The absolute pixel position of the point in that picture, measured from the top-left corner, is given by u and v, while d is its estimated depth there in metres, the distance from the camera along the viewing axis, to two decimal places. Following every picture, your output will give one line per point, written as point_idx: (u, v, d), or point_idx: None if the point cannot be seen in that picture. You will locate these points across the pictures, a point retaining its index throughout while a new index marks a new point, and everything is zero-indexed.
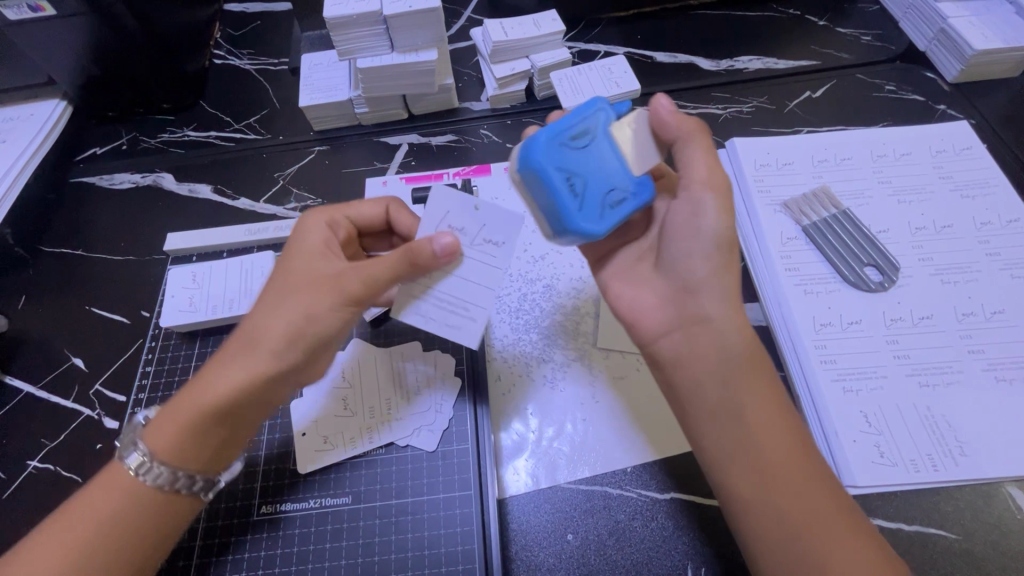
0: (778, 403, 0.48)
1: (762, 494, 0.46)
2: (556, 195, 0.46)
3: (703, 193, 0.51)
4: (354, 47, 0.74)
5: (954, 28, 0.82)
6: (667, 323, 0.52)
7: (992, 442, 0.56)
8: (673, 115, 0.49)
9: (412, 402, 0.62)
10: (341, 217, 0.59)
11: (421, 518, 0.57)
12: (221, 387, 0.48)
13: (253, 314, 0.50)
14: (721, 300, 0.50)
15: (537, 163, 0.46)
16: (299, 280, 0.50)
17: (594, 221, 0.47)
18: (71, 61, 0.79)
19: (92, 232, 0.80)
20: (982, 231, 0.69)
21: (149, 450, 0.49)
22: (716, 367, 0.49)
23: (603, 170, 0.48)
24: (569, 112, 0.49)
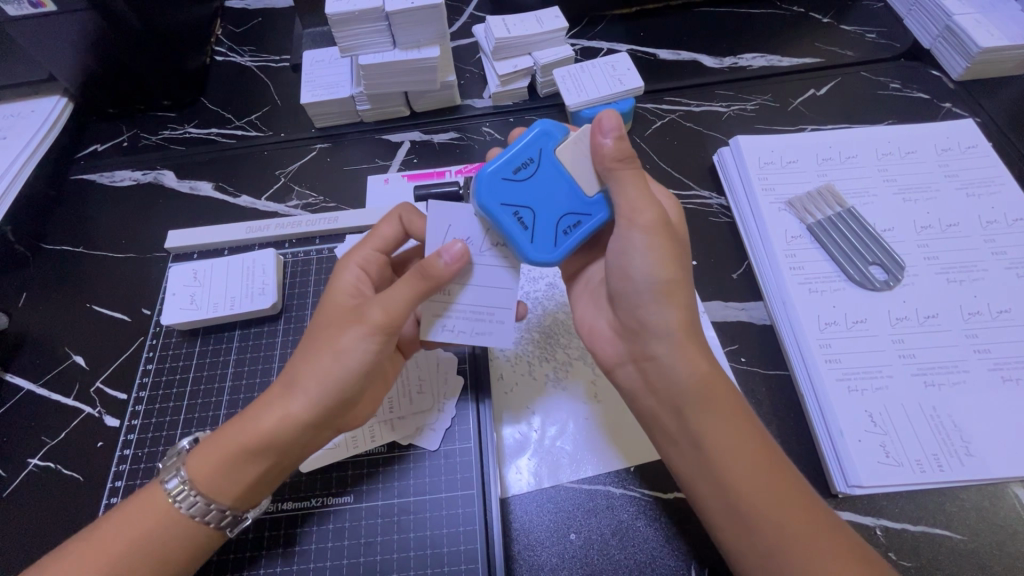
0: (737, 427, 0.48)
1: (727, 520, 0.47)
2: (508, 233, 0.49)
3: (634, 235, 0.49)
4: (356, 43, 0.74)
5: (960, 26, 0.81)
6: (622, 354, 0.55)
7: (999, 443, 0.56)
8: (604, 146, 0.49)
9: (420, 406, 0.62)
10: (369, 249, 0.57)
11: (423, 518, 0.57)
12: (264, 428, 0.48)
13: (295, 356, 0.52)
14: (665, 338, 0.50)
15: (481, 203, 0.49)
16: (339, 320, 0.51)
17: (545, 250, 0.49)
18: (72, 57, 0.78)
19: (93, 229, 0.79)
20: (988, 229, 0.68)
21: (188, 477, 0.49)
22: (668, 399, 0.50)
23: (551, 197, 0.50)
24: (512, 145, 0.50)
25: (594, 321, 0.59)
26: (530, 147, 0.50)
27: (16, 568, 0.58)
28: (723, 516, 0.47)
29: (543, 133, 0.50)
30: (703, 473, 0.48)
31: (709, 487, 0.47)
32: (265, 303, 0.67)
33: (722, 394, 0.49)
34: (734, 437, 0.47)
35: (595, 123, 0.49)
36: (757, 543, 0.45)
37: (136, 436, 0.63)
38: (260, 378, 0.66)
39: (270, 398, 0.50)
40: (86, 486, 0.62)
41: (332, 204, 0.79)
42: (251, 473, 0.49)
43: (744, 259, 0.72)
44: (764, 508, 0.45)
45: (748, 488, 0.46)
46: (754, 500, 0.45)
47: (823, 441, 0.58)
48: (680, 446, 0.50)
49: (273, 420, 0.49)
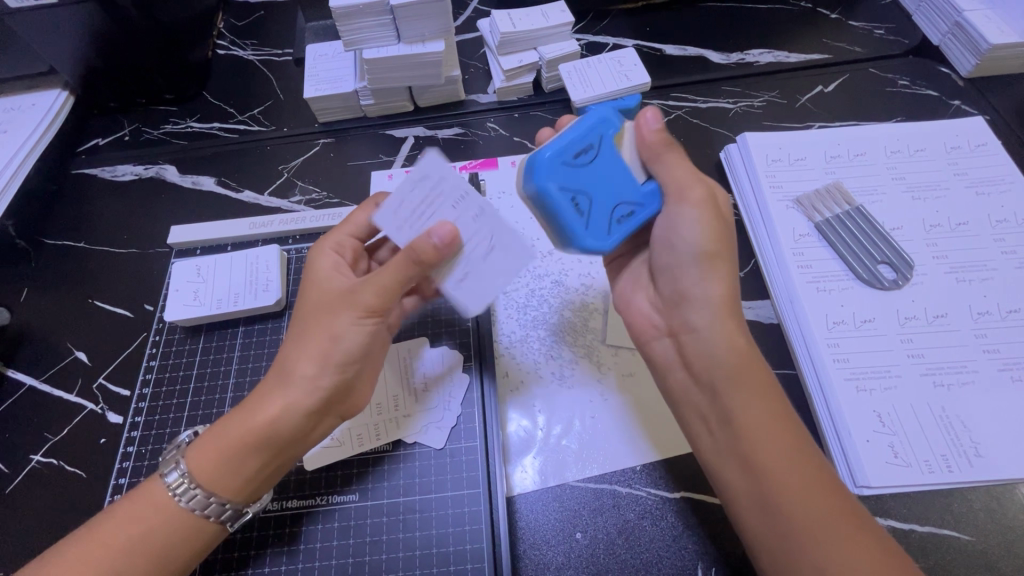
0: (770, 404, 0.47)
1: (750, 497, 0.46)
2: (565, 216, 0.49)
3: (684, 209, 0.50)
4: (360, 37, 0.73)
5: (969, 22, 0.80)
6: (659, 328, 0.55)
7: (1009, 443, 0.55)
8: (654, 133, 0.51)
9: (424, 403, 0.62)
10: (344, 235, 0.59)
11: (429, 517, 0.56)
12: (262, 415, 0.49)
13: (287, 346, 0.52)
14: (705, 311, 0.50)
15: (539, 185, 0.48)
16: (326, 306, 0.52)
17: (602, 237, 0.50)
18: (73, 50, 0.78)
19: (94, 225, 0.79)
20: (997, 229, 0.68)
21: (187, 469, 0.48)
22: (704, 372, 0.50)
23: (610, 185, 0.51)
24: (573, 127, 0.49)
25: (631, 296, 0.59)
26: (591, 133, 0.50)
27: (20, 565, 0.57)
28: (747, 491, 0.47)
29: (604, 121, 0.51)
30: (730, 448, 0.48)
31: (735, 463, 0.47)
32: (269, 299, 0.67)
33: (758, 370, 0.49)
34: (766, 412, 0.47)
35: (640, 115, 0.52)
36: (777, 522, 0.44)
37: (139, 433, 0.63)
38: (263, 375, 0.65)
39: (268, 384, 0.51)
40: (89, 483, 0.61)
41: (335, 199, 0.78)
42: (253, 464, 0.49)
43: (751, 257, 0.71)
44: (787, 486, 0.45)
45: (775, 466, 0.45)
46: (779, 478, 0.45)
47: (831, 441, 0.58)
48: (709, 419, 0.50)
49: (272, 409, 0.49)
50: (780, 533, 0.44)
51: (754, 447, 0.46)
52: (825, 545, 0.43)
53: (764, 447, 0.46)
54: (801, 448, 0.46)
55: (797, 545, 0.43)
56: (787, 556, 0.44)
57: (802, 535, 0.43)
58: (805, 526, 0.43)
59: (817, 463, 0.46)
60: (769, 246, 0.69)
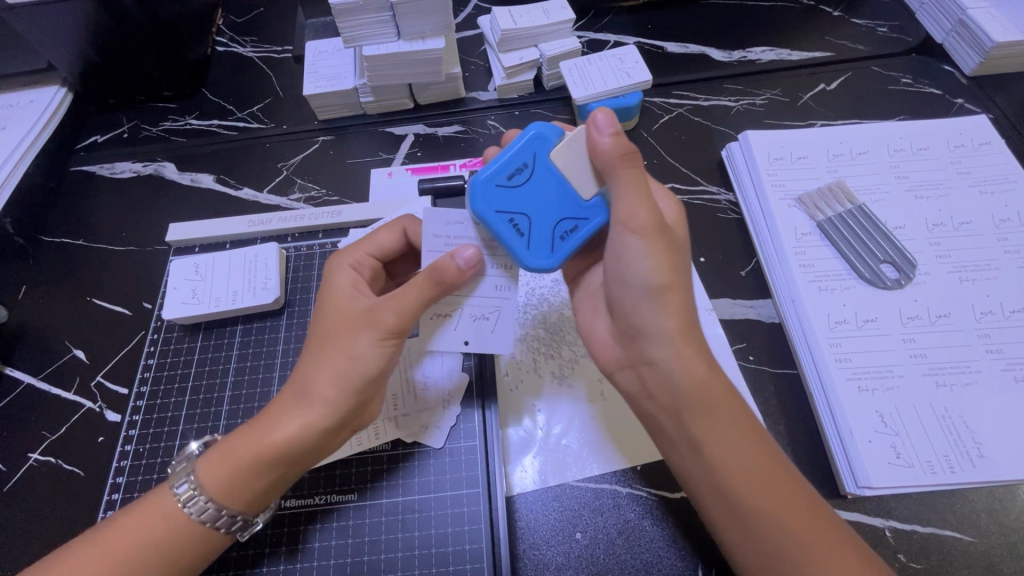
0: (737, 433, 0.46)
1: (729, 523, 0.46)
2: (504, 239, 0.50)
3: (630, 238, 0.47)
4: (360, 34, 0.72)
5: (973, 20, 0.80)
6: (620, 359, 0.53)
7: (1012, 444, 0.55)
8: (605, 147, 0.47)
9: (420, 404, 0.61)
10: (362, 254, 0.57)
11: (428, 516, 0.56)
12: (280, 437, 0.48)
13: (306, 364, 0.51)
14: (662, 344, 0.47)
15: (476, 211, 0.50)
16: (346, 324, 0.51)
17: (542, 256, 0.50)
18: (71, 46, 0.77)
19: (93, 222, 0.78)
20: (1000, 228, 0.67)
21: (198, 481, 0.48)
22: (668, 406, 0.48)
23: (548, 202, 0.50)
24: (506, 150, 0.50)
25: (593, 323, 0.57)
26: (523, 152, 0.50)
27: (17, 563, 0.57)
28: (727, 519, 0.46)
29: (537, 138, 0.50)
30: (704, 477, 0.47)
31: (711, 491, 0.46)
32: (268, 297, 0.66)
33: (721, 399, 0.47)
34: (738, 436, 0.46)
35: (590, 122, 0.48)
36: (760, 544, 0.44)
37: (138, 431, 0.63)
38: (262, 374, 0.65)
39: (288, 405, 0.49)
40: (88, 482, 0.61)
41: (334, 197, 0.78)
42: (266, 480, 0.49)
43: (753, 256, 0.71)
44: (766, 507, 0.44)
45: (750, 493, 0.45)
46: (758, 502, 0.44)
47: (832, 441, 0.57)
48: (679, 448, 0.49)
49: (294, 427, 0.48)
50: (764, 555, 0.44)
51: (727, 474, 0.45)
52: (808, 564, 0.43)
53: (736, 474, 0.45)
54: (775, 471, 0.46)
55: (781, 566, 0.43)
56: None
57: (785, 556, 0.43)
58: (789, 547, 0.43)
59: (795, 483, 0.46)
60: (771, 245, 0.69)
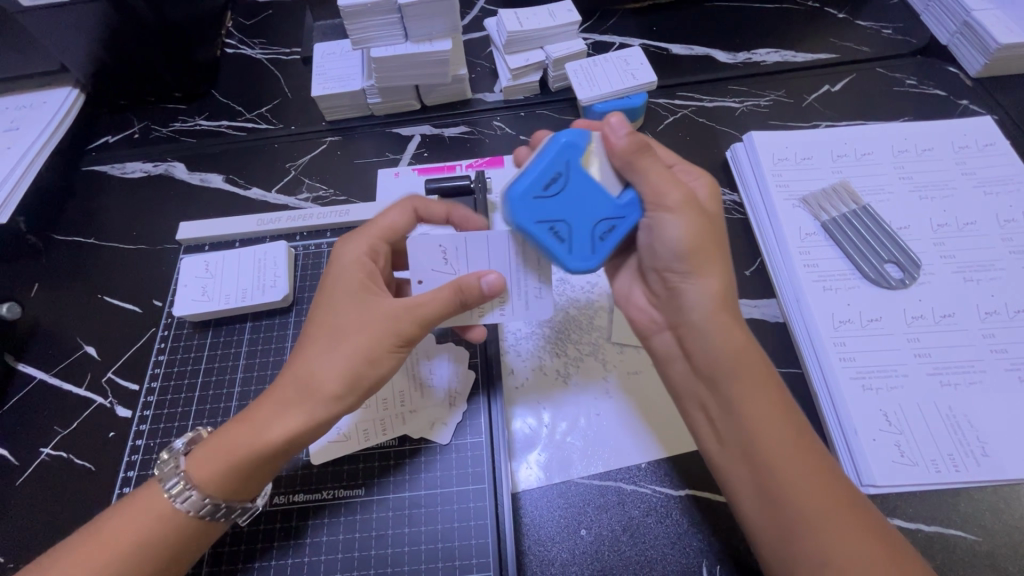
0: (773, 398, 0.48)
1: (751, 493, 0.47)
2: (545, 247, 0.49)
3: (661, 215, 0.49)
4: (368, 36, 0.73)
5: (978, 21, 0.80)
6: (660, 322, 0.56)
7: (1016, 444, 0.55)
8: (622, 139, 0.48)
9: (428, 399, 0.61)
10: (379, 237, 0.58)
11: (434, 511, 0.57)
12: (278, 436, 0.48)
13: (308, 358, 0.50)
14: (699, 308, 0.50)
15: (516, 222, 0.48)
16: (361, 325, 0.50)
17: (584, 258, 0.50)
18: (83, 48, 0.78)
19: (104, 221, 0.79)
20: (1005, 228, 0.68)
21: (190, 476, 0.48)
22: (704, 368, 0.50)
23: (586, 207, 0.49)
24: (538, 160, 0.48)
25: (630, 292, 0.59)
26: (558, 159, 0.48)
27: (30, 555, 0.58)
28: (748, 487, 0.47)
29: (570, 144, 0.48)
30: (732, 441, 0.48)
31: (736, 455, 0.48)
32: (277, 295, 0.67)
33: (755, 369, 0.49)
34: (768, 403, 0.47)
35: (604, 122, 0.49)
36: (776, 514, 0.45)
37: (148, 427, 0.64)
38: (269, 372, 0.66)
39: (289, 402, 0.49)
40: (98, 476, 0.62)
41: (342, 197, 0.79)
42: (262, 473, 0.50)
43: (757, 256, 0.71)
44: (787, 477, 0.45)
45: (775, 463, 0.45)
46: (783, 465, 0.45)
47: (836, 439, 0.58)
48: (710, 415, 0.50)
49: (294, 426, 0.48)
50: (777, 523, 0.45)
51: (753, 441, 0.47)
52: (822, 535, 0.43)
53: (762, 439, 0.46)
54: (800, 444, 0.46)
55: (792, 536, 0.44)
56: (786, 545, 0.44)
57: (800, 526, 0.44)
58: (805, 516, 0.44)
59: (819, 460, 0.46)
60: (775, 245, 0.69)
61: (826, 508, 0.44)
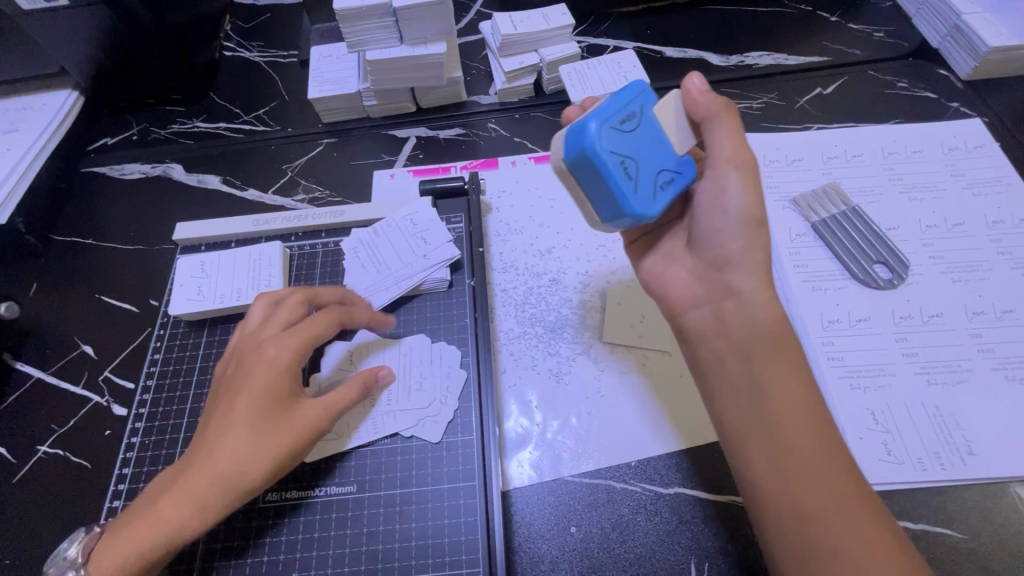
0: (805, 375, 0.48)
1: (770, 476, 0.46)
2: (613, 181, 0.47)
3: (730, 172, 0.50)
4: (364, 39, 0.74)
5: (969, 25, 0.81)
6: (698, 296, 0.54)
7: (1001, 443, 0.56)
8: (702, 95, 0.51)
9: (417, 395, 0.62)
10: (308, 329, 0.55)
11: (425, 508, 0.57)
12: (190, 532, 0.48)
13: (220, 458, 0.48)
14: (749, 274, 0.50)
15: (589, 150, 0.46)
16: (282, 425, 0.50)
17: (647, 202, 0.48)
18: (82, 51, 0.79)
19: (102, 222, 0.80)
20: (994, 229, 0.68)
21: (88, 570, 0.48)
22: (741, 341, 0.49)
23: (652, 153, 0.49)
24: (614, 96, 0.48)
25: (665, 272, 0.58)
26: (635, 99, 0.49)
27: (25, 551, 0.59)
28: (769, 470, 0.46)
29: (643, 92, 0.50)
30: (756, 423, 0.47)
31: (761, 437, 0.47)
32: None
33: (792, 345, 0.49)
34: (796, 386, 0.47)
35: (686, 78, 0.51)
36: (794, 499, 0.44)
37: (143, 424, 0.64)
38: None
39: (203, 505, 0.48)
40: (93, 474, 0.63)
41: (337, 198, 0.80)
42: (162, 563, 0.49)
43: None
44: (808, 460, 0.45)
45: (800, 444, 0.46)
46: (806, 444, 0.45)
47: None
48: (738, 392, 0.49)
49: (207, 523, 0.48)
50: (796, 509, 0.44)
51: (779, 423, 0.46)
52: (836, 521, 0.43)
53: (789, 421, 0.46)
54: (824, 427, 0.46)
55: (807, 523, 0.44)
56: (801, 531, 0.44)
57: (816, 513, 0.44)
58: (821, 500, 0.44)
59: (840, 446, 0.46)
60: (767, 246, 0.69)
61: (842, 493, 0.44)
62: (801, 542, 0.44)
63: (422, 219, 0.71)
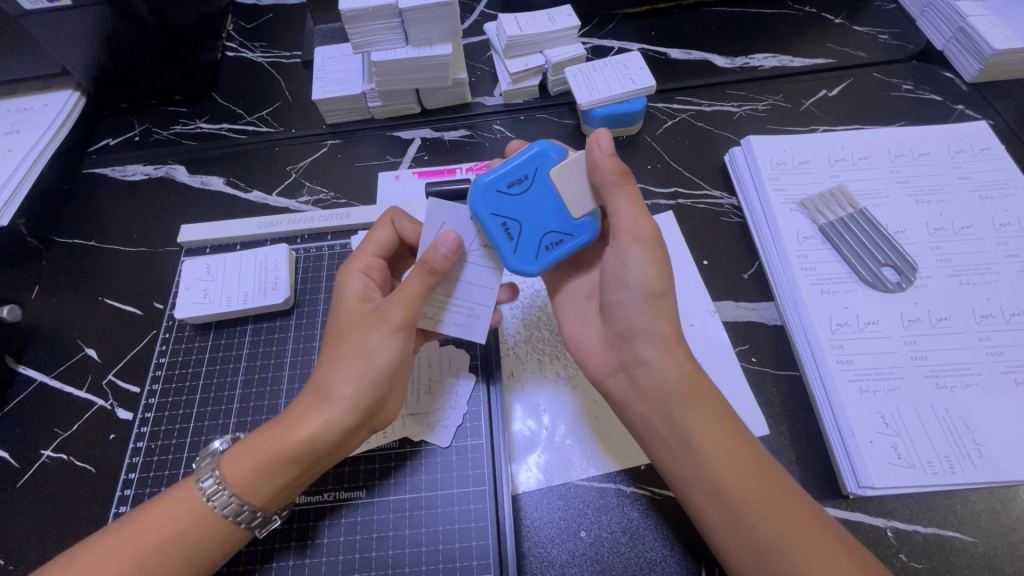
0: (724, 425, 0.49)
1: (721, 523, 0.47)
2: (493, 239, 0.52)
3: (631, 246, 0.52)
4: (369, 40, 0.74)
5: (974, 27, 0.81)
6: (613, 363, 0.56)
7: (1013, 446, 0.56)
8: (608, 157, 0.50)
9: (430, 404, 0.62)
10: (369, 256, 0.58)
11: (435, 513, 0.57)
12: (300, 433, 0.49)
13: (323, 361, 0.52)
14: (652, 343, 0.52)
15: (474, 211, 0.52)
16: (359, 323, 0.52)
17: (526, 261, 0.53)
18: (85, 52, 0.79)
19: (105, 224, 0.80)
20: (1001, 232, 0.68)
21: (223, 477, 0.49)
22: (658, 404, 0.51)
23: (541, 214, 0.53)
24: (510, 159, 0.52)
25: (586, 336, 0.59)
26: (527, 164, 0.52)
27: (30, 558, 0.58)
28: (717, 517, 0.47)
29: (541, 154, 0.52)
30: (694, 477, 0.48)
31: (699, 490, 0.48)
32: (278, 298, 0.67)
33: (705, 394, 0.50)
34: (721, 440, 0.48)
35: (592, 138, 0.50)
36: (749, 542, 0.45)
37: (149, 429, 0.64)
38: (272, 374, 0.66)
39: (302, 404, 0.51)
40: (98, 479, 0.62)
41: (343, 200, 0.79)
42: (282, 479, 0.49)
43: (756, 260, 0.71)
44: (752, 504, 0.46)
45: (740, 490, 0.46)
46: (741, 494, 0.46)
47: (834, 442, 0.58)
48: (669, 450, 0.50)
49: (313, 428, 0.49)
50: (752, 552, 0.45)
51: (712, 477, 0.47)
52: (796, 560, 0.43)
53: (723, 475, 0.47)
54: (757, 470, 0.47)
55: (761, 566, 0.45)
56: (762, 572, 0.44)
57: (773, 551, 0.44)
58: (770, 537, 0.45)
59: (780, 482, 0.47)
60: (774, 250, 0.70)
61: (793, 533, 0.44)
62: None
63: (461, 227, 0.54)
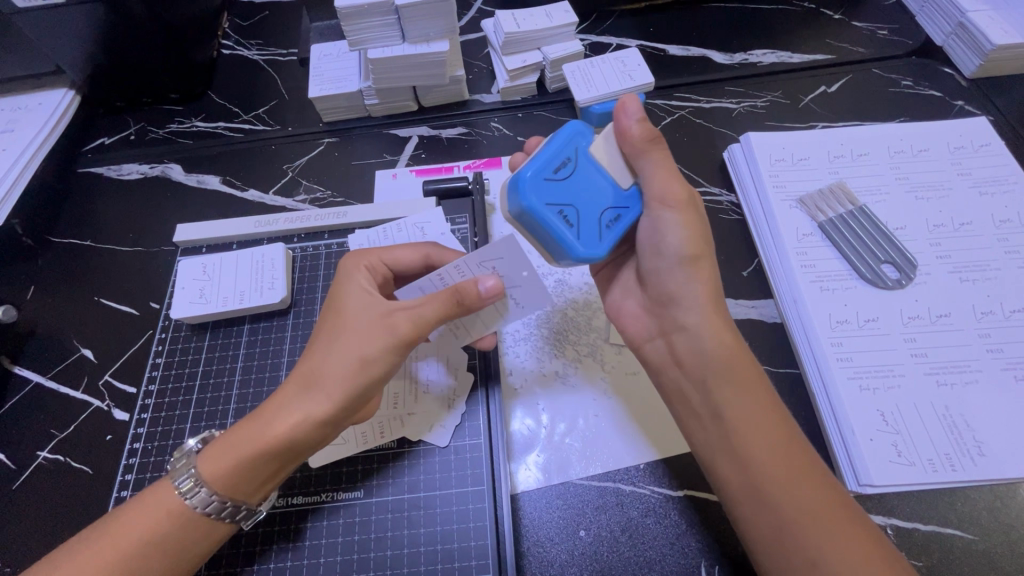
0: (760, 398, 0.49)
1: (743, 492, 0.48)
2: (556, 232, 0.48)
3: (663, 212, 0.51)
4: (365, 37, 0.73)
5: (974, 23, 0.80)
6: (650, 331, 0.57)
7: (1012, 443, 0.55)
8: (638, 125, 0.51)
9: (429, 406, 0.61)
10: (379, 259, 0.58)
11: (433, 513, 0.57)
12: (280, 429, 0.48)
13: (315, 356, 0.51)
14: (691, 310, 0.52)
15: (529, 206, 0.46)
16: (358, 326, 0.51)
17: (592, 245, 0.49)
18: (80, 50, 0.78)
19: (102, 223, 0.79)
20: (1000, 228, 0.68)
21: (200, 475, 0.48)
22: (695, 370, 0.52)
23: (591, 194, 0.50)
24: (548, 144, 0.49)
25: (623, 305, 0.61)
26: (567, 145, 0.50)
27: (28, 559, 0.58)
28: (739, 487, 0.48)
29: (577, 132, 0.50)
30: (719, 445, 0.50)
31: (725, 457, 0.49)
32: (274, 297, 0.67)
33: (744, 368, 0.51)
34: (756, 412, 0.49)
35: (618, 107, 0.51)
36: (769, 513, 0.46)
37: (146, 429, 0.64)
38: (269, 374, 0.66)
39: (285, 397, 0.50)
40: (95, 480, 0.62)
41: (341, 199, 0.79)
42: (266, 472, 0.49)
43: (755, 257, 0.71)
44: (778, 476, 0.46)
45: (766, 464, 0.47)
46: (766, 466, 0.47)
47: (834, 440, 0.58)
48: (700, 417, 0.52)
49: (290, 425, 0.48)
50: (770, 522, 0.46)
51: (742, 446, 0.48)
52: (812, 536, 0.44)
53: (751, 445, 0.48)
54: (788, 446, 0.48)
55: (775, 535, 0.45)
56: (777, 542, 0.45)
57: (790, 521, 0.45)
58: (789, 511, 0.45)
59: (809, 460, 0.48)
60: (773, 246, 0.69)
61: (816, 508, 0.45)
62: (780, 555, 0.45)
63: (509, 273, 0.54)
